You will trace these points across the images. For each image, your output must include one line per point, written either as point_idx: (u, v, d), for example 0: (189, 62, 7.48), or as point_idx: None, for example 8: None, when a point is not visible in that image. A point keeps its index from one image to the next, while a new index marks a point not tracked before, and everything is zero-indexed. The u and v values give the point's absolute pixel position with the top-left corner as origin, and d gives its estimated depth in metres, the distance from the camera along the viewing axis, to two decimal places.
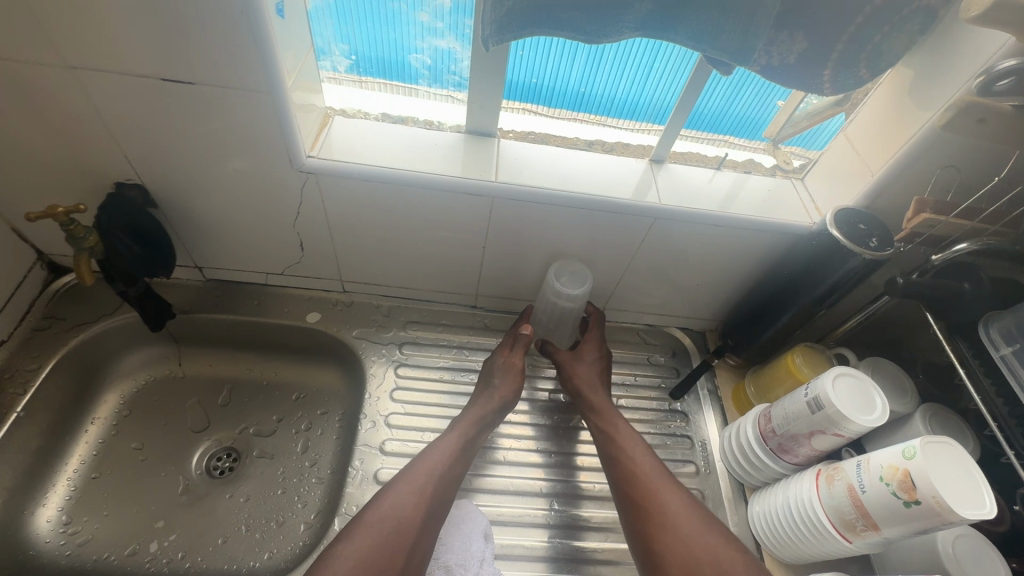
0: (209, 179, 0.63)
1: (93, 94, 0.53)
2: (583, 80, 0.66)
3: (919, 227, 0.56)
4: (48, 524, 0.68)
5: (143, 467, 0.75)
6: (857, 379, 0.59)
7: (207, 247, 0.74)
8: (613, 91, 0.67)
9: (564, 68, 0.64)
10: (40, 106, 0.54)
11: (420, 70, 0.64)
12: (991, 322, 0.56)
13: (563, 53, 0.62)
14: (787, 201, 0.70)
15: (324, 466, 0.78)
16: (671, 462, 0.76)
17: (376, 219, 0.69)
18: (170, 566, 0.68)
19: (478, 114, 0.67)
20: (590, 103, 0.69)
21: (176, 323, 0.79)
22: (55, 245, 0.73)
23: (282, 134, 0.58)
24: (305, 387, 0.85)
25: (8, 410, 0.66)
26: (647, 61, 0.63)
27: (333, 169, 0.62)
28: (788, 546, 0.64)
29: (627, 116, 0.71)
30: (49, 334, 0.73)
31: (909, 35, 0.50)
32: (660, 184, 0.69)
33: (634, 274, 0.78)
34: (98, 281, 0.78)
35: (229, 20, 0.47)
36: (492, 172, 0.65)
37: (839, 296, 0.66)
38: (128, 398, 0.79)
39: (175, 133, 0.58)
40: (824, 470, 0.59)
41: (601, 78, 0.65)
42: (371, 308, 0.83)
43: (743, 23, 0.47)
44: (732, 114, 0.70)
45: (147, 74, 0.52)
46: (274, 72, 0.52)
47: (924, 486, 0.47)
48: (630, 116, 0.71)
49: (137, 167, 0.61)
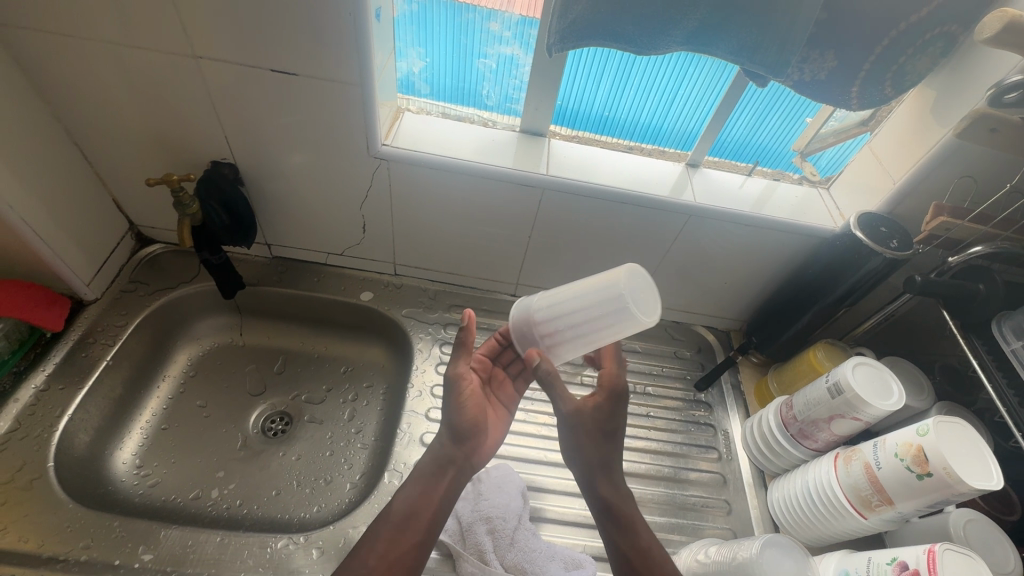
0: (293, 161, 0.71)
1: (211, 80, 0.62)
2: (607, 104, 0.75)
3: (937, 229, 0.62)
4: (124, 465, 0.74)
5: (206, 422, 0.82)
6: (874, 368, 0.64)
7: (279, 225, 0.82)
8: (636, 116, 0.76)
9: (591, 90, 0.73)
10: (165, 89, 0.64)
11: (484, 74, 0.71)
12: (1003, 321, 0.60)
13: (590, 76, 0.71)
14: (813, 206, 0.76)
15: (368, 434, 0.84)
16: (695, 447, 0.80)
17: (435, 205, 0.76)
18: (229, 511, 0.74)
19: (532, 115, 0.74)
20: (613, 127, 0.78)
21: (244, 294, 0.87)
22: (146, 217, 0.82)
23: (364, 122, 0.66)
24: (353, 361, 0.91)
25: (99, 359, 0.74)
26: (673, 82, 0.70)
27: (403, 156, 0.69)
28: (807, 528, 0.67)
29: (648, 140, 0.79)
30: (135, 295, 0.81)
31: (932, 57, 0.55)
32: (696, 185, 0.75)
33: (666, 270, 0.84)
34: (176, 253, 0.87)
35: (339, 22, 0.56)
36: (543, 167, 0.72)
37: (860, 294, 0.71)
38: (195, 360, 0.86)
39: (272, 117, 0.66)
40: (842, 452, 0.64)
41: (624, 103, 0.74)
42: (419, 291, 0.90)
43: (781, 39, 0.54)
44: (754, 143, 0.78)
45: (260, 65, 0.61)
46: (366, 66, 0.60)
47: (936, 460, 0.52)
48: (652, 141, 0.79)
49: (233, 146, 0.70)
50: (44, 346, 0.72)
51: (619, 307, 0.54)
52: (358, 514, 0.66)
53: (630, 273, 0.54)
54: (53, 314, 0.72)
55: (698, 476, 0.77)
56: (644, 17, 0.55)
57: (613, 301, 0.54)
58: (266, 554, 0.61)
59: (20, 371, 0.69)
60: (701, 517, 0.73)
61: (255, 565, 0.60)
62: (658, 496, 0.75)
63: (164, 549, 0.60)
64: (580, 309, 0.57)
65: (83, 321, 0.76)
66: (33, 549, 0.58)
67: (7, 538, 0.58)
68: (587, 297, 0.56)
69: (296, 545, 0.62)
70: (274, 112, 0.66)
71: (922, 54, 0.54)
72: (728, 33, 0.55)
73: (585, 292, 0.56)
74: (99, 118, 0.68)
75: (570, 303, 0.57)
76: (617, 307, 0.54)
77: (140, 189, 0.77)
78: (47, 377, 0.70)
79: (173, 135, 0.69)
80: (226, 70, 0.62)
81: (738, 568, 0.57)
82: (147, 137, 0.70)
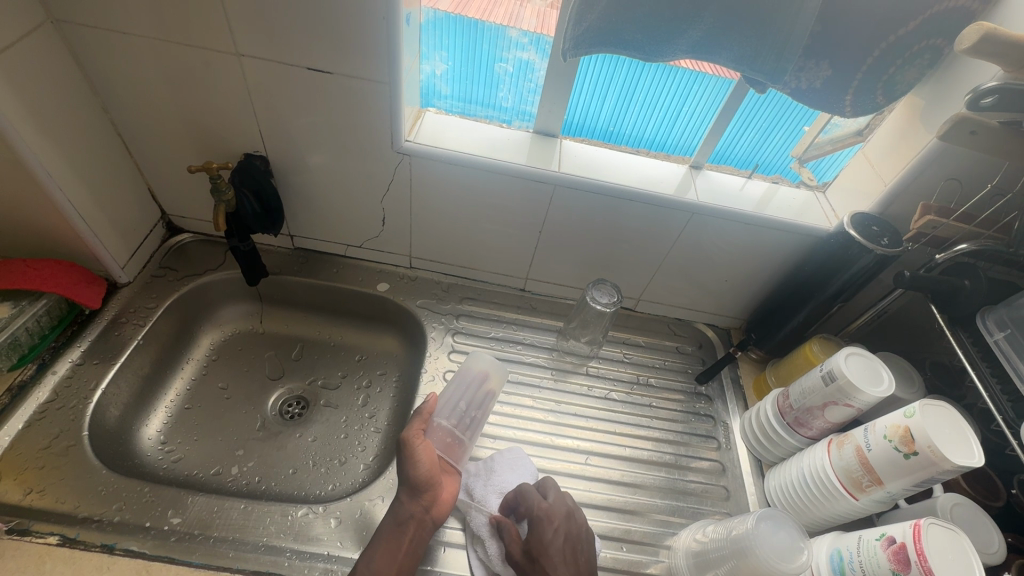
0: (321, 155, 0.77)
1: (252, 77, 0.68)
2: (611, 119, 0.80)
3: (924, 228, 0.67)
4: (150, 441, 0.78)
5: (226, 404, 0.85)
6: (866, 359, 0.68)
7: (304, 216, 0.87)
8: (641, 131, 0.82)
9: (596, 104, 0.78)
10: (209, 84, 0.69)
11: (503, 77, 0.76)
12: (988, 314, 0.63)
13: (595, 92, 0.76)
14: (810, 207, 0.80)
15: (381, 418, 0.87)
16: (695, 436, 0.83)
17: (451, 200, 0.81)
18: (248, 486, 0.77)
19: (546, 117, 0.79)
20: (618, 139, 0.83)
21: (266, 283, 0.91)
22: (178, 206, 0.87)
23: (389, 119, 0.71)
24: (367, 350, 0.95)
25: (130, 338, 0.78)
26: (678, 99, 0.76)
27: (425, 152, 0.74)
28: (802, 512, 0.70)
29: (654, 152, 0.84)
30: (164, 280, 0.85)
31: (919, 68, 0.59)
32: (699, 185, 0.80)
33: (668, 268, 0.88)
34: (204, 242, 0.92)
35: (374, 25, 0.62)
36: (554, 164, 0.77)
37: (853, 291, 0.75)
38: (217, 344, 0.90)
39: (307, 112, 0.71)
40: (835, 438, 0.67)
41: (629, 120, 0.80)
42: (432, 284, 0.95)
43: (780, 49, 0.58)
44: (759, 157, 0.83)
45: (299, 64, 0.66)
46: (395, 66, 0.65)
47: (922, 439, 0.56)
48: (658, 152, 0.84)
49: (265, 139, 0.75)
50: (80, 324, 0.76)
51: (482, 385, 0.73)
52: (374, 488, 0.70)
53: (468, 361, 0.74)
54: (91, 293, 0.76)
55: (699, 464, 0.80)
56: (653, 26, 0.60)
57: (470, 384, 0.73)
58: (287, 522, 0.64)
59: (58, 346, 0.73)
60: (701, 502, 0.76)
61: (276, 531, 0.63)
62: (659, 481, 0.78)
63: (192, 514, 0.63)
64: (463, 402, 0.72)
65: (116, 303, 0.80)
66: (70, 510, 0.61)
67: (45, 499, 0.61)
68: (459, 391, 0.72)
69: (315, 515, 0.66)
70: (306, 108, 0.71)
71: (909, 65, 0.59)
72: (730, 42, 0.60)
73: (449, 393, 0.72)
74: (144, 111, 0.73)
75: (452, 406, 0.71)
76: (483, 388, 0.73)
77: (175, 179, 0.82)
78: (83, 353, 0.74)
79: (211, 128, 0.75)
80: (265, 68, 0.67)
81: (735, 542, 0.60)
82: (186, 130, 0.75)
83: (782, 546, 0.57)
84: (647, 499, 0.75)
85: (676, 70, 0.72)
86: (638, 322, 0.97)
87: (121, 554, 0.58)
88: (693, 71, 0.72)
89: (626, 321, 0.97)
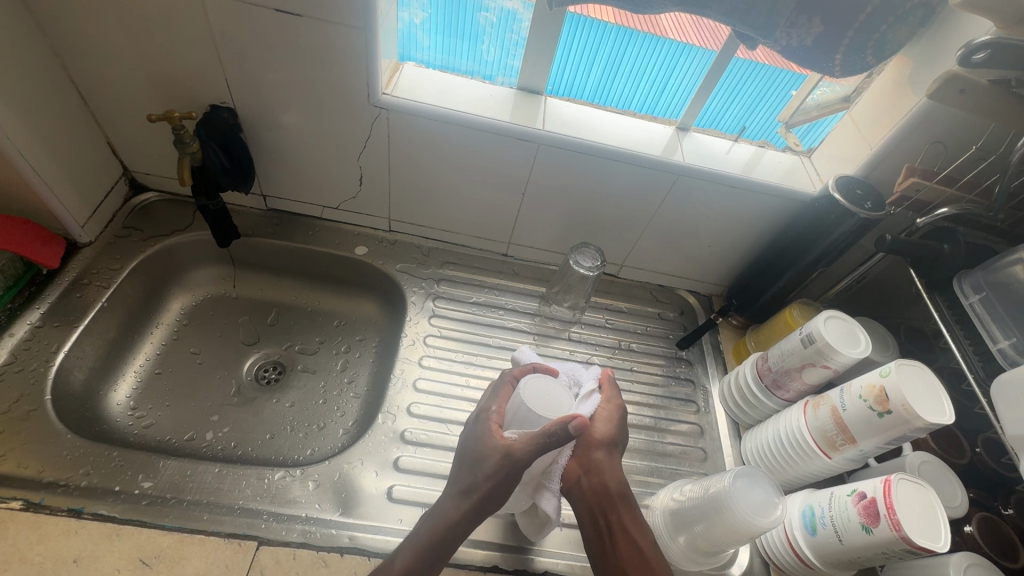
0: (291, 108, 0.73)
1: (215, 19, 0.63)
2: (600, 86, 0.78)
3: (908, 190, 0.67)
4: (119, 406, 0.75)
5: (199, 369, 0.83)
6: (843, 321, 0.69)
7: (276, 175, 0.83)
8: (629, 98, 0.79)
9: (584, 67, 0.76)
10: (168, 27, 0.64)
11: (485, 28, 0.73)
12: (964, 278, 0.63)
13: (582, 56, 0.74)
14: (797, 172, 0.79)
15: (360, 384, 0.85)
16: (675, 400, 0.84)
17: (430, 158, 0.78)
18: (224, 451, 0.75)
19: (531, 72, 0.76)
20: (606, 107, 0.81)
21: (237, 244, 0.87)
22: (142, 163, 0.82)
23: (366, 70, 0.67)
24: (345, 315, 0.93)
25: (94, 301, 0.74)
26: (664, 70, 0.75)
27: (403, 106, 0.71)
28: (777, 471, 0.71)
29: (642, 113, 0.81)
30: (128, 241, 0.81)
31: (912, 26, 0.58)
32: (685, 147, 0.78)
33: (652, 233, 0.87)
34: (171, 201, 0.87)
35: None
36: (538, 122, 0.74)
37: (832, 257, 0.75)
38: (188, 309, 0.87)
39: (276, 60, 0.67)
40: (811, 399, 0.68)
41: (617, 86, 0.78)
42: (413, 248, 0.92)
43: (770, 3, 0.56)
44: (746, 119, 0.81)
45: (264, 5, 0.62)
46: (370, 9, 0.62)
47: (896, 398, 0.57)
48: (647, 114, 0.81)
49: (232, 89, 0.71)
50: (39, 285, 0.72)
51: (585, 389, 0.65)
52: (354, 451, 0.69)
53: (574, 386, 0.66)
54: (48, 253, 0.72)
55: (678, 427, 0.81)
56: None
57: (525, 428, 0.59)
58: (264, 485, 0.63)
59: (14, 308, 0.69)
60: (678, 463, 0.78)
61: (253, 494, 0.62)
62: (638, 443, 0.78)
63: (163, 478, 0.62)
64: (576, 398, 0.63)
65: (77, 263, 0.76)
66: (34, 474, 0.59)
67: (6, 464, 0.59)
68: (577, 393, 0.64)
69: (292, 478, 0.65)
70: (276, 58, 0.67)
71: (902, 22, 0.57)
72: None
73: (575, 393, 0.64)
74: (99, 56, 0.68)
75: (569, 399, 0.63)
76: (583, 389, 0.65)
77: (137, 131, 0.77)
78: (42, 315, 0.70)
79: (173, 75, 0.70)
80: (229, 8, 0.62)
81: (713, 499, 0.61)
82: (146, 77, 0.70)
83: (756, 502, 0.58)
84: (627, 460, 0.76)
85: (665, 40, 0.71)
86: (621, 288, 0.97)
87: (90, 519, 0.57)
88: (680, 40, 0.71)
89: (609, 287, 0.96)
